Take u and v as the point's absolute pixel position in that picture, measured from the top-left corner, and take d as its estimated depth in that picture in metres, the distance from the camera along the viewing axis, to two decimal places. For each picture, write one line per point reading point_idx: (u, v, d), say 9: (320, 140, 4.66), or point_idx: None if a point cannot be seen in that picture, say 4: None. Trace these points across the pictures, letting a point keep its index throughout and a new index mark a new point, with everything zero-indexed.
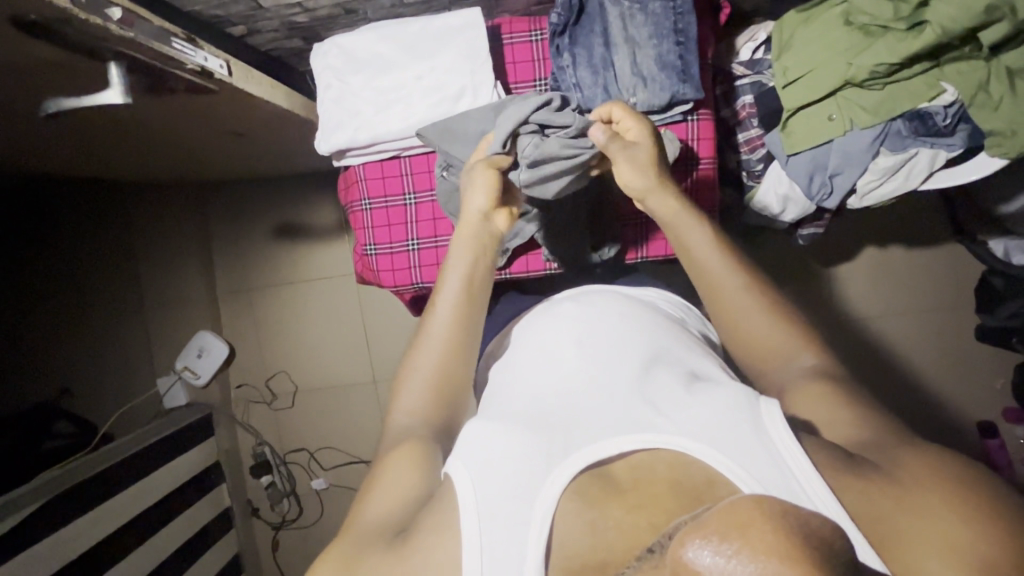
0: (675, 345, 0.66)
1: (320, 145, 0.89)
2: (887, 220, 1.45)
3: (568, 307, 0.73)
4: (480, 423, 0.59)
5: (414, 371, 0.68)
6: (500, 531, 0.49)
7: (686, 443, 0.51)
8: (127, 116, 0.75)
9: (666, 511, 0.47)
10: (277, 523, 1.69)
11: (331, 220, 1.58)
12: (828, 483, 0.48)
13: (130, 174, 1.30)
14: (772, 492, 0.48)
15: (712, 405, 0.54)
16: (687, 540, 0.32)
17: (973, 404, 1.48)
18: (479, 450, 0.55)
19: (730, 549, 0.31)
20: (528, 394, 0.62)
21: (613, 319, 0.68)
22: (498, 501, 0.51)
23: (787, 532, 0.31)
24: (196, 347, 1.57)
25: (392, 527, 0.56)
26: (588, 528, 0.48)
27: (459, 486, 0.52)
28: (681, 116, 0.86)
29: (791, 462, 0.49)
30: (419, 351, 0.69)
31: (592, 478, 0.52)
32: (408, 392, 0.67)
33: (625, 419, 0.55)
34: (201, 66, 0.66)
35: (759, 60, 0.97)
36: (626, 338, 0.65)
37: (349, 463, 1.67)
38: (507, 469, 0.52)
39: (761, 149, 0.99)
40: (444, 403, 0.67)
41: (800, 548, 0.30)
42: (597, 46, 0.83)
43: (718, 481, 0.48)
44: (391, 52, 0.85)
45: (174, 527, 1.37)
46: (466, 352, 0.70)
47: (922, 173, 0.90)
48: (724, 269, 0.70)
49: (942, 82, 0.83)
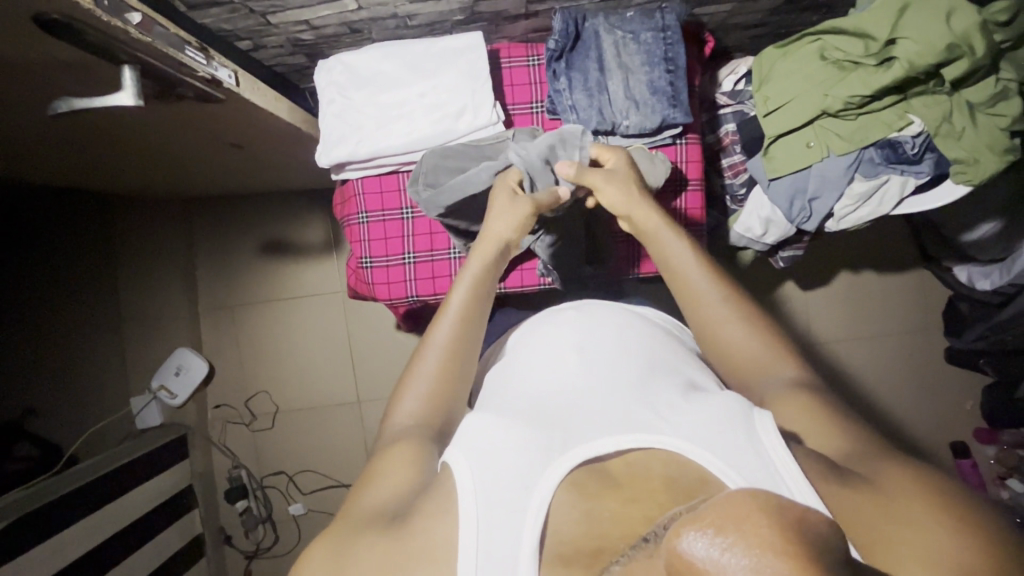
0: (672, 358, 0.68)
1: (320, 158, 0.90)
2: (861, 246, 1.52)
3: (566, 315, 0.74)
4: (482, 416, 0.59)
5: (421, 374, 0.69)
6: (498, 517, 0.50)
7: (682, 444, 0.52)
8: (129, 121, 0.76)
9: (658, 504, 0.47)
10: (250, 552, 1.62)
11: (321, 236, 1.58)
12: (811, 480, 0.50)
13: (117, 185, 1.29)
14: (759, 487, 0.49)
15: (707, 409, 0.55)
16: (683, 531, 0.32)
17: (944, 426, 1.54)
18: (478, 440, 0.55)
19: (723, 542, 0.30)
20: (528, 393, 0.63)
21: (612, 329, 0.70)
22: (498, 489, 0.51)
23: (786, 529, 0.30)
24: (174, 365, 1.53)
25: (386, 515, 0.55)
26: (584, 517, 0.49)
27: (459, 474, 0.53)
28: (671, 139, 0.90)
29: (779, 464, 0.51)
30: (425, 354, 0.70)
31: (589, 473, 0.53)
32: (412, 391, 0.67)
33: (626, 418, 0.56)
34: (212, 75, 0.67)
35: (740, 91, 1.03)
36: (624, 346, 0.67)
37: (330, 487, 1.62)
38: (509, 458, 0.53)
39: (744, 174, 1.05)
40: (445, 407, 0.67)
41: (791, 543, 0.30)
42: (592, 70, 0.87)
43: (709, 479, 0.49)
44: (394, 70, 0.88)
45: (141, 555, 1.30)
46: (468, 361, 0.70)
47: (894, 199, 0.95)
48: (706, 285, 0.72)
49: (908, 115, 0.89)
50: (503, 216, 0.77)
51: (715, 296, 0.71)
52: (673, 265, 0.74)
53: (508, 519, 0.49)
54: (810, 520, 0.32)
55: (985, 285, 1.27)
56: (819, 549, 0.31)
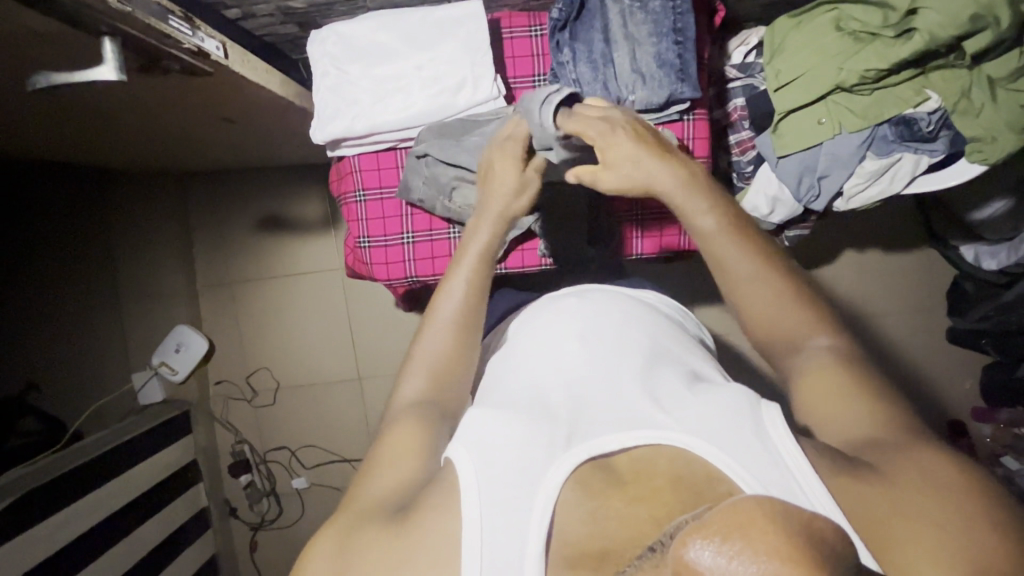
0: (675, 345, 0.67)
1: (314, 134, 0.87)
2: (867, 224, 1.50)
3: (570, 302, 0.73)
4: (485, 410, 0.59)
5: (425, 352, 0.69)
6: (502, 513, 0.49)
7: (690, 440, 0.52)
8: (115, 96, 0.73)
9: (666, 504, 0.48)
10: (256, 523, 1.65)
11: (318, 212, 1.55)
12: (820, 477, 0.50)
13: (108, 160, 1.25)
14: (771, 490, 0.49)
15: (714, 406, 0.55)
16: (689, 539, 0.31)
17: (942, 403, 1.55)
18: (481, 432, 0.55)
19: (730, 550, 0.30)
20: (531, 384, 0.63)
21: (617, 317, 0.69)
22: (501, 487, 0.51)
23: (790, 532, 0.30)
24: (174, 341, 1.50)
25: (392, 505, 0.55)
26: (589, 517, 0.49)
27: (460, 470, 0.52)
28: (677, 115, 0.87)
29: (790, 463, 0.50)
30: (427, 331, 0.70)
31: (594, 469, 0.53)
32: (414, 372, 0.68)
33: (631, 411, 0.56)
34: (198, 46, 0.64)
35: (751, 64, 0.99)
36: (628, 334, 0.66)
37: (333, 462, 1.64)
38: (510, 454, 0.53)
39: (752, 151, 1.01)
40: (452, 388, 0.67)
41: (798, 549, 0.30)
42: (597, 41, 0.83)
43: (717, 477, 0.50)
44: (391, 41, 0.84)
45: (147, 529, 1.32)
46: (473, 335, 0.71)
47: (906, 178, 0.92)
48: (739, 259, 0.68)
49: (925, 90, 0.86)
50: (511, 180, 0.76)
51: (743, 269, 0.68)
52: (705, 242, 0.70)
53: (512, 518, 0.49)
54: (810, 522, 0.31)
55: (991, 264, 1.25)
56: (821, 553, 0.30)
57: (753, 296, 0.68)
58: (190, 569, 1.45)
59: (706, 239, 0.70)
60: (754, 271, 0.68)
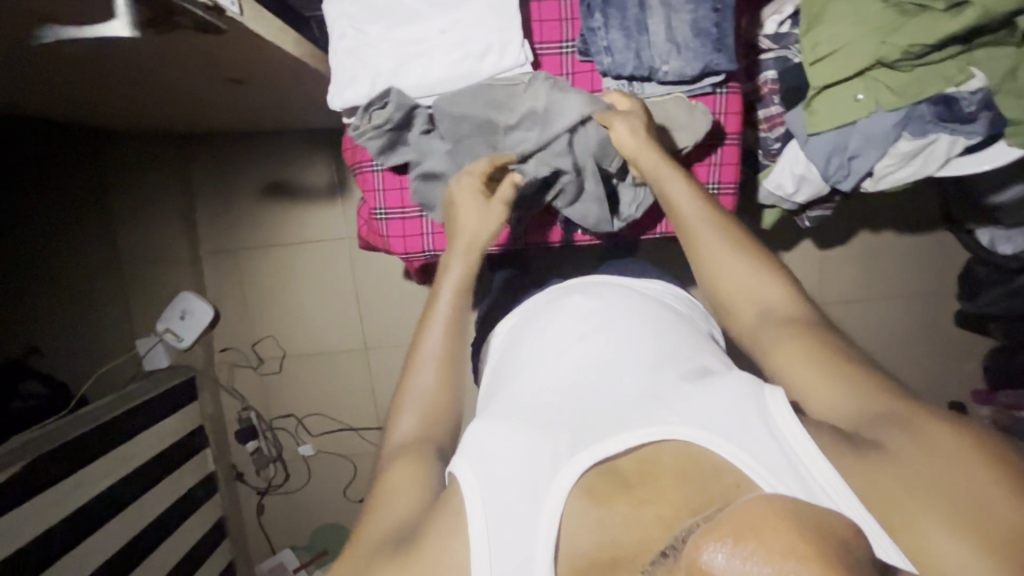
0: (684, 343, 0.67)
1: (331, 100, 0.83)
2: (885, 205, 1.48)
3: (577, 300, 0.74)
4: (488, 420, 0.60)
5: (417, 389, 0.70)
6: (509, 528, 0.51)
7: (692, 433, 0.52)
8: (120, 53, 0.69)
9: (673, 506, 0.48)
10: (262, 488, 1.68)
11: (324, 180, 1.51)
12: (843, 480, 0.50)
13: (104, 120, 1.20)
14: (788, 488, 0.49)
15: (718, 398, 0.55)
16: (702, 543, 0.34)
17: (943, 385, 1.57)
18: (485, 445, 0.56)
19: (744, 551, 0.33)
20: (537, 389, 0.64)
21: (627, 320, 0.70)
22: (506, 499, 0.52)
23: (808, 538, 0.33)
24: (179, 308, 1.50)
25: (397, 538, 0.56)
26: (597, 526, 0.50)
27: (465, 486, 0.54)
28: (710, 88, 0.83)
29: (803, 457, 0.51)
30: (417, 367, 0.71)
31: (600, 474, 0.53)
32: (408, 409, 0.69)
33: (631, 415, 0.56)
34: (214, 2, 0.60)
35: (785, 34, 0.95)
36: (636, 337, 0.67)
37: (338, 431, 1.65)
38: (516, 465, 0.54)
39: (780, 128, 0.99)
40: (442, 427, 0.68)
41: (816, 550, 0.33)
42: (631, 6, 0.79)
43: (726, 471, 0.50)
44: (413, 1, 0.79)
45: (157, 493, 1.34)
46: (460, 364, 0.73)
47: (939, 160, 0.90)
48: (703, 224, 0.73)
49: (970, 68, 0.82)
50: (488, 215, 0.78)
51: (714, 238, 0.72)
52: (682, 217, 0.74)
53: (520, 530, 0.51)
54: None
55: (1006, 249, 1.25)
56: (837, 547, 0.33)
57: (731, 267, 0.71)
58: (199, 531, 1.48)
59: (686, 221, 0.74)
60: (722, 244, 0.72)
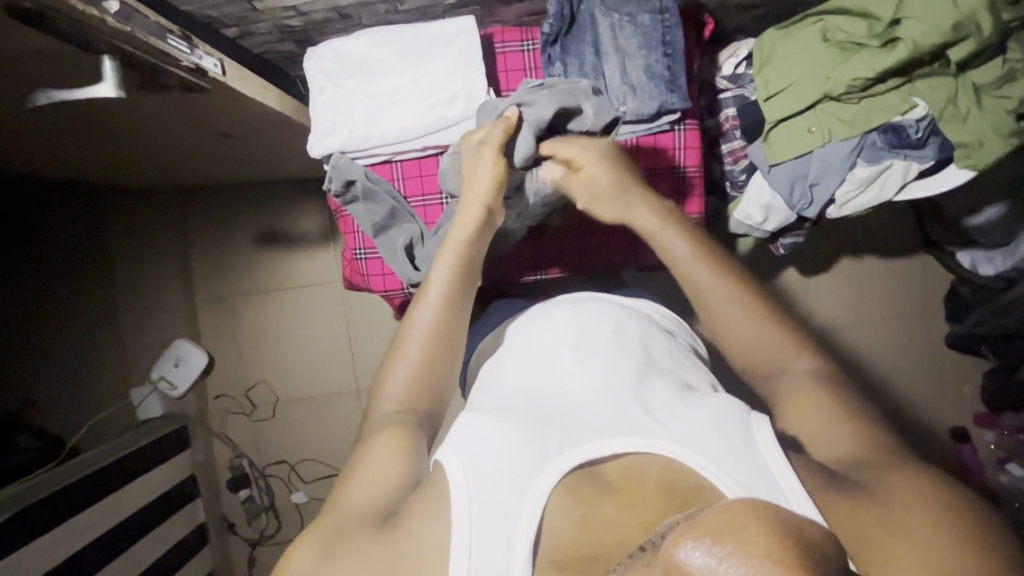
0: (667, 358, 0.71)
1: (313, 148, 0.88)
2: (865, 230, 1.51)
3: (563, 310, 0.77)
4: (481, 416, 0.62)
5: (408, 344, 0.72)
6: (492, 521, 0.52)
7: (679, 450, 0.54)
8: (116, 113, 0.75)
9: (656, 511, 0.49)
10: (254, 539, 1.64)
11: (317, 226, 1.57)
12: (806, 492, 0.52)
13: (107, 176, 1.26)
14: (755, 494, 0.52)
15: (703, 414, 0.58)
16: (681, 540, 0.33)
17: (944, 411, 1.54)
18: (479, 444, 0.58)
19: (722, 551, 0.31)
20: (524, 395, 0.66)
21: (609, 327, 0.73)
22: (493, 494, 0.53)
23: (781, 537, 0.31)
24: (173, 356, 1.53)
25: (376, 512, 0.57)
26: (579, 523, 0.51)
27: (452, 476, 0.55)
28: (669, 125, 0.88)
29: (773, 468, 0.53)
30: (411, 325, 0.73)
31: (585, 477, 0.55)
32: (396, 370, 0.71)
33: (617, 423, 0.58)
34: (196, 64, 0.67)
35: (741, 75, 1.01)
36: (619, 346, 0.70)
37: (332, 476, 1.63)
38: (503, 462, 0.56)
39: (744, 160, 1.03)
40: (433, 390, 0.70)
41: (785, 545, 0.31)
42: (588, 54, 0.85)
43: (706, 486, 0.52)
44: (387, 57, 0.86)
45: (147, 544, 1.32)
46: (457, 322, 0.73)
47: (896, 184, 0.93)
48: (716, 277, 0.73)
49: (913, 98, 0.87)
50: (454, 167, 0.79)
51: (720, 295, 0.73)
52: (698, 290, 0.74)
53: (502, 523, 0.52)
54: (801, 524, 0.33)
55: (988, 271, 1.26)
56: (805, 549, 0.31)
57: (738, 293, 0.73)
58: None
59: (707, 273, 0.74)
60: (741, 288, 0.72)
